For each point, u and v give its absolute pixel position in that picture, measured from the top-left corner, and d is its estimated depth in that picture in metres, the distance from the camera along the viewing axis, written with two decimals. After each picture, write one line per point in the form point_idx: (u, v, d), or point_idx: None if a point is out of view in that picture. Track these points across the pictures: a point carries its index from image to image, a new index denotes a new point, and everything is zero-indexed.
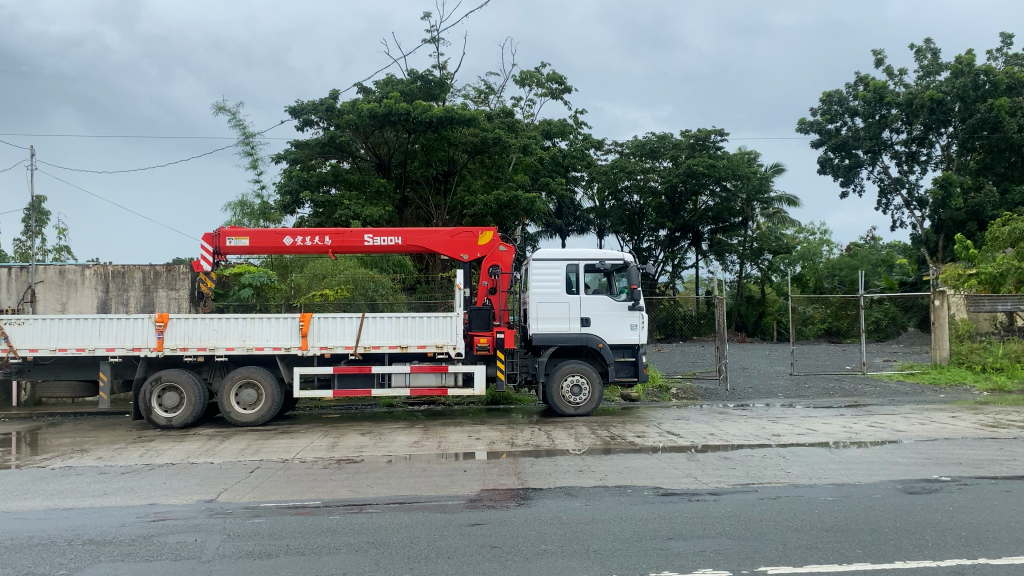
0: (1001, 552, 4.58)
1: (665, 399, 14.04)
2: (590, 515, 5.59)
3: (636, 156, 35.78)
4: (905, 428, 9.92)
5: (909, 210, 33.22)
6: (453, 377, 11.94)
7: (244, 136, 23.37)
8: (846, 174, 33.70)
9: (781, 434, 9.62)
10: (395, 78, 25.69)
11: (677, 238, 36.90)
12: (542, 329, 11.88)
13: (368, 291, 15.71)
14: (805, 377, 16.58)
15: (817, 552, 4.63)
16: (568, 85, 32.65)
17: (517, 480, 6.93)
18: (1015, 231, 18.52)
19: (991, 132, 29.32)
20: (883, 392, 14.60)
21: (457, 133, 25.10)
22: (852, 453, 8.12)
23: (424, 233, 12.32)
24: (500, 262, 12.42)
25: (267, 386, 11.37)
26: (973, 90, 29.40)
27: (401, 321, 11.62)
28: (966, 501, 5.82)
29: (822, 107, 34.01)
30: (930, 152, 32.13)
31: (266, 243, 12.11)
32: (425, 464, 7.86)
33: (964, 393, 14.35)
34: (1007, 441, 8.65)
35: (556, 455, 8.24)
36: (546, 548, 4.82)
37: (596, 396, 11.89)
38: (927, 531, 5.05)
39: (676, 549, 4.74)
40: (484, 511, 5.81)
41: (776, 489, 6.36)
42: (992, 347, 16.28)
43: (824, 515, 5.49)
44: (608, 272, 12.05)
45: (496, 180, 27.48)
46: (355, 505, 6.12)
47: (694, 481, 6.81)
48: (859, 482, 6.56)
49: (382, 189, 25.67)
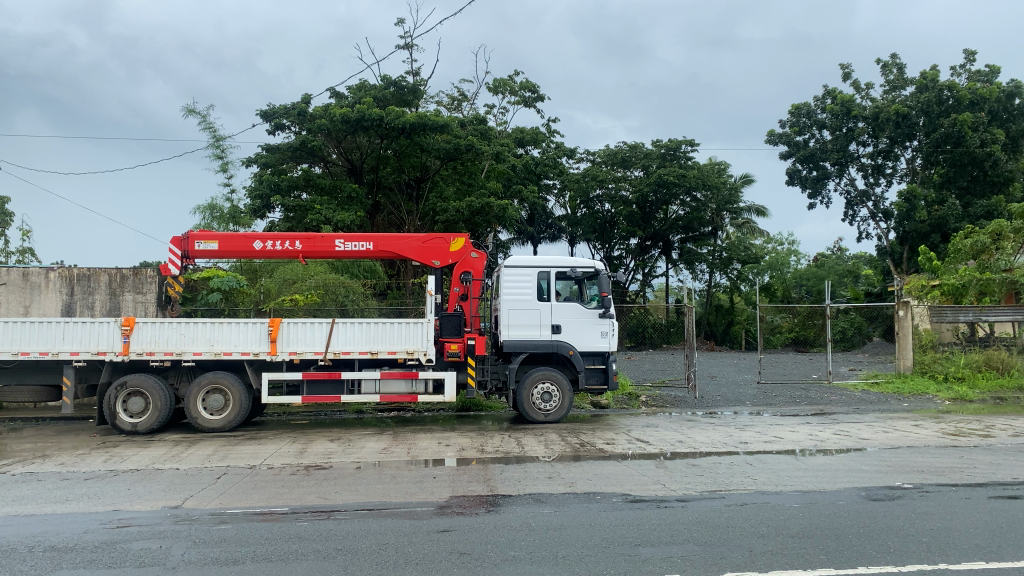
0: (963, 558, 4.66)
1: (635, 406, 14.12)
2: (558, 522, 5.59)
3: (608, 165, 36.17)
4: (868, 436, 10.09)
5: (875, 221, 33.80)
6: (424, 384, 11.88)
7: (214, 139, 23.20)
8: (814, 185, 34.24)
9: (748, 442, 9.69)
10: (369, 83, 25.61)
11: (648, 247, 37.32)
12: (512, 336, 11.91)
13: (339, 295, 15.68)
14: (772, 386, 16.63)
15: (782, 558, 4.69)
16: (540, 94, 32.86)
17: (485, 488, 6.88)
18: (977, 244, 18.98)
19: (954, 146, 29.89)
20: (848, 401, 14.80)
21: (430, 140, 25.15)
22: (818, 460, 8.21)
23: (395, 239, 12.26)
24: (472, 268, 12.37)
25: (235, 392, 11.25)
26: (937, 105, 30.03)
27: (373, 327, 11.55)
28: (928, 508, 5.93)
29: (791, 119, 34.50)
30: (896, 165, 32.66)
31: (236, 248, 11.96)
32: (393, 471, 7.82)
33: (926, 402, 14.58)
34: (967, 450, 8.83)
35: (527, 462, 8.23)
36: (514, 555, 4.81)
37: (566, 403, 11.92)
38: (889, 537, 5.13)
39: (643, 556, 4.76)
40: (454, 517, 5.79)
41: (742, 496, 6.43)
42: (955, 358, 16.63)
43: (790, 521, 5.56)
44: (579, 280, 12.12)
45: (469, 187, 27.59)
46: (323, 512, 6.07)
47: (662, 487, 6.84)
48: (824, 490, 6.63)
49: (354, 194, 25.44)
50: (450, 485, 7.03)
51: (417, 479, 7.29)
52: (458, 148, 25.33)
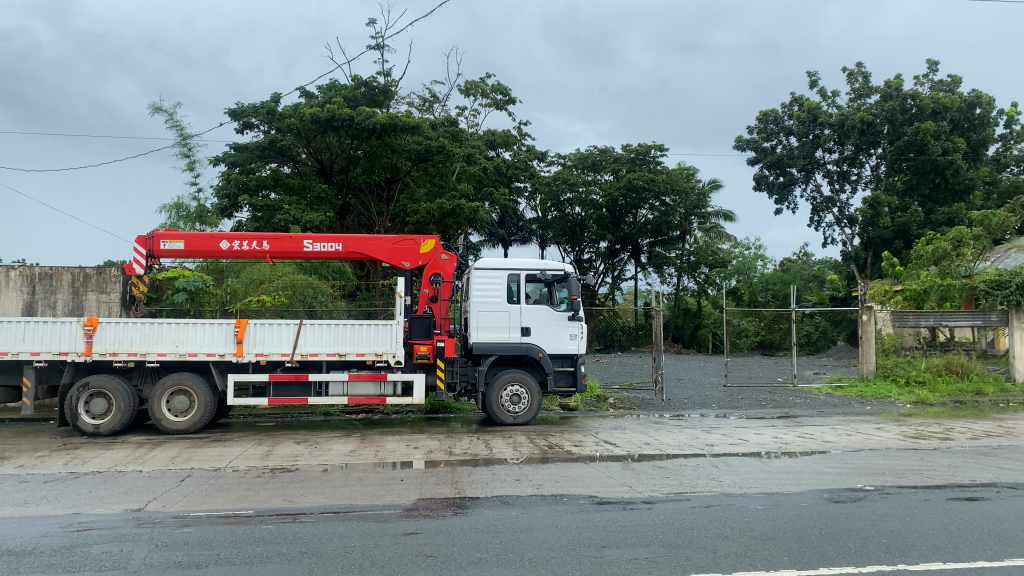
0: (921, 558, 4.76)
1: (603, 409, 14.18)
2: (525, 524, 5.60)
3: (578, 168, 36.33)
4: (831, 438, 10.24)
5: (840, 227, 34.29)
6: (392, 387, 11.82)
7: (181, 137, 22.93)
8: (780, 191, 34.68)
9: (714, 444, 9.79)
10: (339, 83, 25.47)
11: (617, 251, 37.51)
12: (482, 338, 11.90)
13: (307, 296, 15.62)
14: (738, 389, 16.80)
15: (744, 559, 4.73)
16: (512, 97, 32.91)
17: (453, 490, 6.87)
18: (938, 250, 19.38)
19: (917, 154, 30.45)
20: (812, 404, 14.99)
21: (400, 141, 25.08)
22: (781, 462, 8.32)
23: (365, 240, 12.19)
24: (443, 270, 12.33)
25: (200, 393, 11.12)
26: (901, 114, 30.58)
27: (341, 329, 11.49)
28: (888, 510, 6.03)
29: (759, 126, 34.91)
30: (860, 172, 33.17)
31: (202, 247, 11.83)
32: (361, 473, 7.77)
33: (888, 406, 14.82)
34: (927, 452, 8.99)
35: (494, 464, 8.24)
36: (481, 557, 4.81)
37: (535, 405, 11.96)
38: (850, 539, 5.21)
39: (609, 557, 4.79)
40: (421, 520, 5.77)
41: (708, 498, 6.49)
42: (916, 362, 16.96)
43: (754, 523, 5.62)
44: (549, 282, 12.16)
45: (440, 188, 27.53)
46: (288, 514, 6.02)
47: (628, 489, 6.89)
48: (787, 491, 6.72)
49: (323, 194, 25.21)
50: (417, 488, 7.01)
51: (384, 481, 7.26)
52: (429, 149, 25.28)
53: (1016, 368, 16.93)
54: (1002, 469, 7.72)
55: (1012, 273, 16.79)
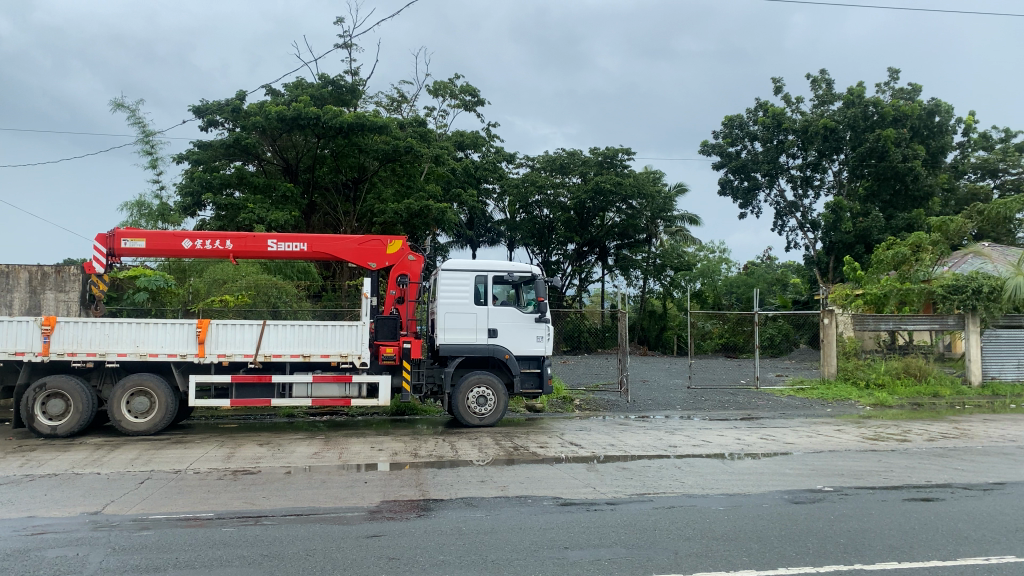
0: (877, 558, 4.84)
1: (569, 410, 14.23)
2: (489, 526, 5.59)
3: (547, 170, 36.44)
4: (793, 440, 10.37)
5: (803, 232, 34.77)
6: (357, 388, 11.73)
7: (144, 134, 22.59)
8: (745, 196, 35.09)
9: (678, 446, 9.86)
10: (306, 81, 25.25)
11: (585, 253, 37.65)
12: (448, 339, 11.87)
13: (272, 297, 15.43)
14: (702, 391, 16.95)
15: (705, 560, 4.78)
16: (481, 98, 32.89)
17: (417, 492, 6.85)
18: (898, 255, 19.75)
19: (878, 160, 30.99)
20: (774, 405, 15.18)
21: (368, 141, 24.96)
22: (744, 464, 8.41)
23: (330, 240, 12.09)
24: (409, 271, 12.28)
25: (160, 394, 10.94)
26: (862, 120, 31.12)
27: (306, 330, 11.39)
28: (846, 510, 6.13)
29: (724, 130, 35.27)
30: (823, 177, 33.67)
31: (164, 246, 11.67)
32: (324, 475, 7.71)
33: (848, 408, 15.06)
34: (885, 453, 9.15)
35: (459, 466, 8.22)
36: (444, 559, 4.80)
37: (501, 407, 11.96)
38: (808, 539, 5.28)
39: (572, 558, 4.81)
40: (385, 522, 5.75)
41: (671, 499, 6.54)
42: (876, 365, 17.25)
43: (715, 523, 5.68)
44: (516, 284, 12.16)
45: (407, 189, 27.45)
46: (250, 517, 5.95)
47: (592, 491, 6.91)
48: (749, 492, 6.80)
49: (288, 194, 24.96)
50: (381, 490, 6.96)
51: (348, 484, 7.20)
52: (397, 149, 25.18)
53: (972, 370, 17.28)
54: (957, 470, 7.88)
55: (969, 278, 17.13)
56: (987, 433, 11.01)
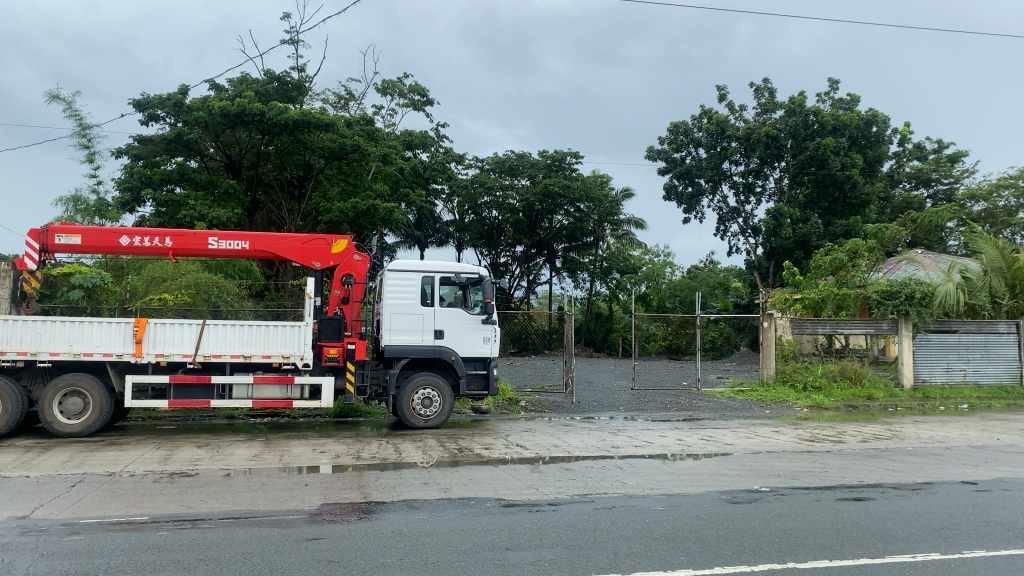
0: (809, 557, 4.96)
1: (514, 411, 14.27)
2: (431, 528, 5.58)
3: (495, 172, 36.49)
4: (732, 441, 10.57)
5: (745, 237, 35.46)
6: (300, 390, 11.57)
7: (80, 127, 21.93)
8: (689, 201, 35.65)
9: (621, 447, 9.97)
10: (251, 77, 24.85)
11: (533, 255, 37.77)
12: (394, 340, 11.79)
13: (212, 296, 15.14)
14: (646, 392, 17.20)
15: (644, 560, 4.85)
16: (430, 97, 32.77)
17: (359, 495, 6.78)
18: (835, 261, 20.31)
19: (817, 169, 31.79)
20: (715, 407, 15.44)
21: (314, 138, 24.68)
22: (684, 465, 8.54)
23: (273, 238, 11.89)
24: (354, 271, 12.15)
25: (95, 395, 10.65)
26: (803, 129, 31.90)
27: (247, 330, 11.21)
28: (781, 510, 6.27)
29: (670, 137, 35.76)
30: (765, 184, 34.39)
31: (100, 242, 11.35)
32: (264, 478, 7.58)
33: (786, 409, 15.41)
34: (820, 454, 9.39)
35: (403, 468, 8.18)
36: (385, 562, 4.77)
37: (446, 409, 11.93)
38: (744, 539, 5.39)
39: (512, 560, 4.82)
40: (326, 525, 5.68)
41: (612, 500, 6.61)
42: (813, 367, 17.69)
43: (654, 524, 5.75)
44: (464, 285, 12.15)
45: (353, 187, 27.21)
46: (186, 521, 5.83)
47: (535, 492, 6.95)
48: (688, 493, 6.91)
49: (231, 191, 24.51)
50: (322, 493, 6.88)
51: (289, 487, 7.10)
52: (344, 147, 24.94)
53: (904, 373, 17.84)
54: (887, 471, 8.13)
55: (902, 284, 17.68)
56: (917, 434, 11.38)
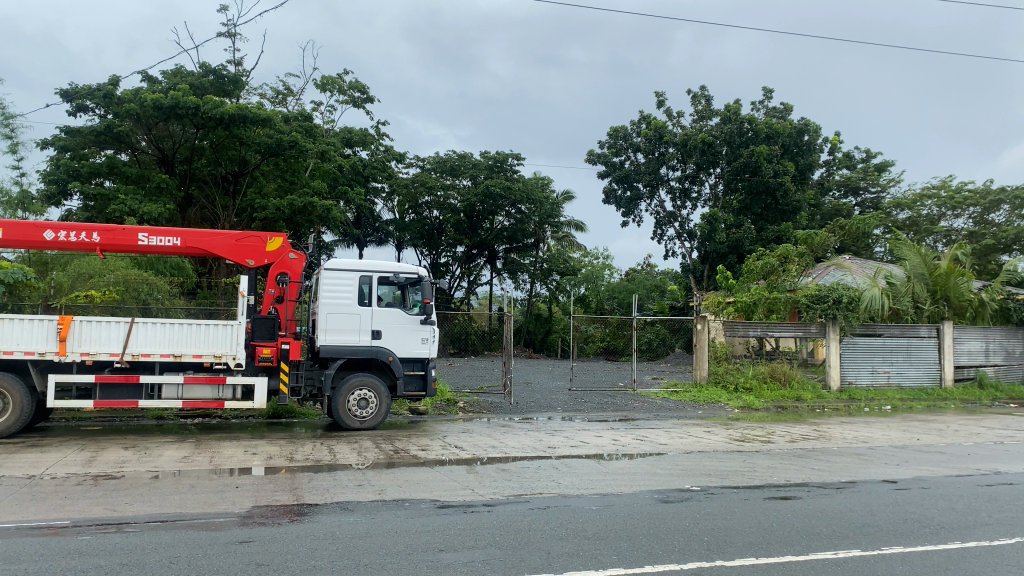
0: (736, 555, 5.08)
1: (452, 412, 14.27)
2: (364, 530, 5.55)
3: (436, 172, 36.40)
4: (665, 440, 10.77)
5: (681, 241, 36.09)
6: (232, 390, 11.34)
7: (3, 116, 21.08)
8: (627, 205, 36.11)
9: (557, 447, 10.05)
10: (186, 69, 24.27)
11: (473, 256, 37.74)
12: (329, 341, 11.65)
13: (141, 293, 14.70)
14: (583, 392, 17.40)
15: (576, 559, 4.90)
16: (370, 95, 32.49)
17: (291, 497, 6.69)
18: (766, 266, 20.84)
19: (751, 175, 32.56)
20: (650, 408, 15.69)
21: (250, 133, 24.18)
22: (619, 464, 8.66)
23: (205, 236, 11.62)
24: (290, 270, 11.96)
25: (15, 394, 10.26)
26: (737, 136, 32.67)
27: (177, 328, 10.95)
28: (711, 509, 6.41)
29: (609, 141, 36.15)
30: (700, 190, 35.08)
31: (22, 237, 10.91)
32: (193, 480, 7.42)
33: (718, 410, 15.75)
34: (749, 454, 9.63)
35: (337, 470, 8.10)
36: (315, 564, 4.72)
37: (383, 410, 11.85)
38: (674, 537, 5.50)
39: (445, 561, 4.82)
40: (256, 527, 5.59)
41: (547, 500, 6.66)
42: (744, 369, 18.12)
43: (587, 523, 5.81)
44: (403, 285, 12.07)
45: (290, 184, 26.82)
46: (110, 524, 5.66)
47: (470, 493, 6.96)
48: (621, 492, 7.01)
49: (163, 185, 23.88)
50: (252, 495, 6.75)
51: (218, 490, 6.96)
52: (281, 143, 24.50)
53: (831, 376, 18.39)
54: (813, 470, 8.38)
55: (829, 288, 18.25)
56: (842, 434, 11.75)
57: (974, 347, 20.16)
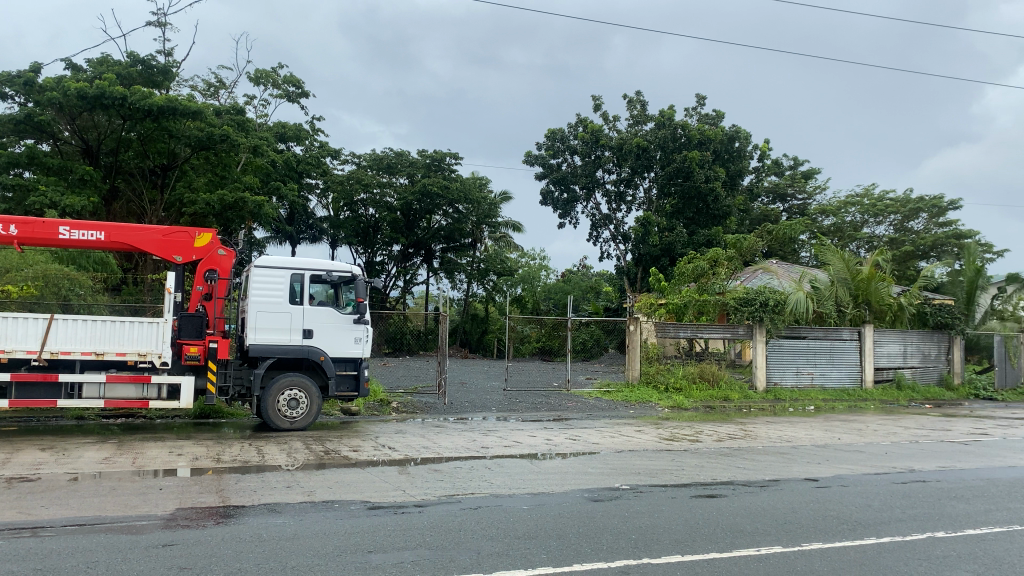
0: (662, 552, 5.17)
1: (384, 412, 14.17)
2: (292, 531, 5.46)
3: (373, 169, 36.06)
4: (597, 440, 10.90)
5: (615, 243, 36.54)
6: (157, 389, 11.04)
7: None
8: (564, 207, 36.40)
9: (490, 447, 10.07)
10: (112, 58, 23.49)
11: (410, 255, 37.46)
12: (259, 340, 11.43)
13: (62, 288, 14.21)
14: (517, 392, 17.48)
15: (506, 559, 4.92)
16: (306, 90, 32.01)
17: (217, 499, 6.54)
18: (697, 268, 21.27)
19: (684, 180, 33.18)
20: (583, 407, 15.85)
21: (179, 126, 23.56)
22: (552, 464, 8.72)
23: (131, 230, 11.24)
24: (218, 266, 11.67)
25: None
26: (671, 142, 33.27)
27: (99, 325, 10.64)
28: (640, 507, 6.51)
29: (547, 143, 36.36)
30: (635, 194, 35.57)
31: None
32: (114, 483, 7.19)
33: (649, 410, 16.01)
34: (678, 453, 9.82)
35: (266, 471, 7.95)
36: (240, 567, 4.63)
37: (314, 410, 11.68)
38: (603, 535, 5.56)
39: (373, 562, 4.78)
40: (179, 530, 5.45)
41: (478, 500, 6.67)
42: (675, 369, 18.45)
43: (517, 523, 5.84)
44: (335, 284, 11.93)
45: (221, 179, 26.26)
46: (23, 529, 5.44)
47: (401, 494, 6.91)
48: (552, 492, 7.06)
49: (87, 177, 23.06)
50: (176, 497, 6.58)
51: (140, 492, 6.75)
52: (211, 137, 23.93)
53: (757, 376, 18.86)
54: (739, 469, 8.60)
55: (756, 292, 18.74)
56: (768, 433, 12.06)
57: (893, 350, 20.91)
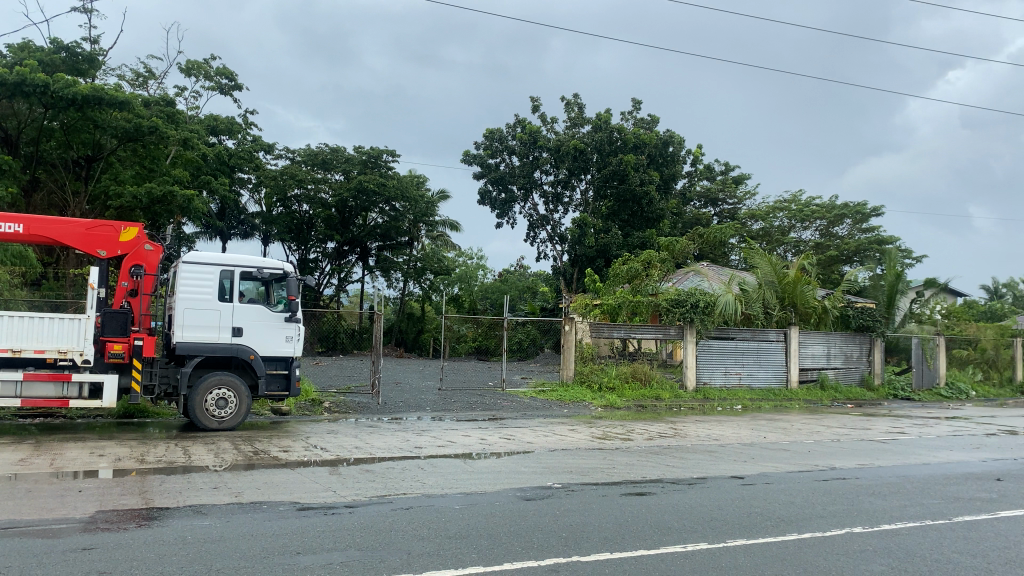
0: (591, 550, 5.23)
1: (316, 412, 13.97)
2: (218, 533, 5.35)
3: (307, 165, 35.51)
4: (530, 439, 10.95)
5: (552, 244, 36.77)
6: (78, 388, 10.65)
7: None
8: (501, 207, 36.49)
9: (423, 447, 10.02)
10: (34, 44, 22.61)
11: (345, 253, 36.97)
12: (187, 337, 11.15)
13: None
14: (452, 392, 17.43)
15: (436, 559, 4.91)
16: (239, 82, 31.36)
17: (139, 501, 6.35)
18: (631, 269, 21.57)
19: (619, 182, 33.60)
20: (517, 407, 15.91)
21: (105, 116, 22.79)
22: (484, 464, 8.73)
23: (52, 223, 10.84)
24: (145, 262, 11.31)
25: None
26: (607, 144, 33.65)
27: (17, 322, 10.24)
28: (571, 505, 6.57)
29: (485, 142, 36.35)
30: (572, 195, 35.86)
31: None
32: (30, 485, 6.92)
33: (583, 409, 16.16)
34: (610, 452, 9.94)
35: (192, 472, 7.75)
36: (161, 571, 4.51)
37: (243, 410, 11.43)
38: (534, 534, 5.60)
39: (301, 564, 4.71)
40: (99, 533, 5.28)
41: (410, 500, 6.64)
42: (608, 369, 18.66)
43: (448, 522, 5.83)
44: (266, 281, 11.72)
45: (149, 172, 25.58)
46: None
47: (332, 494, 6.83)
48: (484, 491, 7.07)
49: (5, 166, 22.11)
50: (95, 500, 6.36)
51: (59, 494, 6.51)
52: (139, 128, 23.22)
53: (688, 376, 19.21)
54: (669, 467, 8.75)
55: (688, 293, 19.10)
56: (697, 432, 12.29)
57: (818, 351, 21.58)
